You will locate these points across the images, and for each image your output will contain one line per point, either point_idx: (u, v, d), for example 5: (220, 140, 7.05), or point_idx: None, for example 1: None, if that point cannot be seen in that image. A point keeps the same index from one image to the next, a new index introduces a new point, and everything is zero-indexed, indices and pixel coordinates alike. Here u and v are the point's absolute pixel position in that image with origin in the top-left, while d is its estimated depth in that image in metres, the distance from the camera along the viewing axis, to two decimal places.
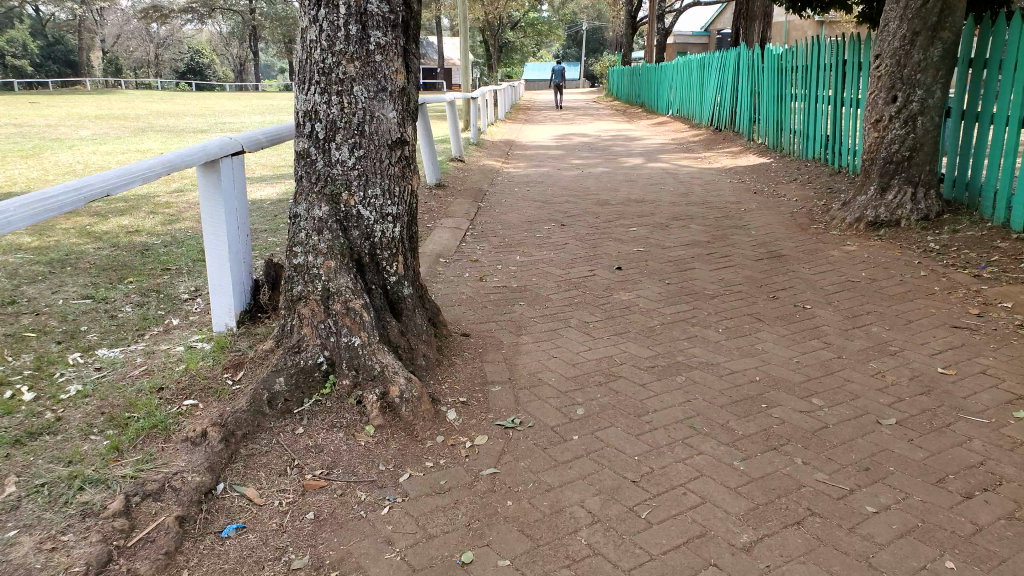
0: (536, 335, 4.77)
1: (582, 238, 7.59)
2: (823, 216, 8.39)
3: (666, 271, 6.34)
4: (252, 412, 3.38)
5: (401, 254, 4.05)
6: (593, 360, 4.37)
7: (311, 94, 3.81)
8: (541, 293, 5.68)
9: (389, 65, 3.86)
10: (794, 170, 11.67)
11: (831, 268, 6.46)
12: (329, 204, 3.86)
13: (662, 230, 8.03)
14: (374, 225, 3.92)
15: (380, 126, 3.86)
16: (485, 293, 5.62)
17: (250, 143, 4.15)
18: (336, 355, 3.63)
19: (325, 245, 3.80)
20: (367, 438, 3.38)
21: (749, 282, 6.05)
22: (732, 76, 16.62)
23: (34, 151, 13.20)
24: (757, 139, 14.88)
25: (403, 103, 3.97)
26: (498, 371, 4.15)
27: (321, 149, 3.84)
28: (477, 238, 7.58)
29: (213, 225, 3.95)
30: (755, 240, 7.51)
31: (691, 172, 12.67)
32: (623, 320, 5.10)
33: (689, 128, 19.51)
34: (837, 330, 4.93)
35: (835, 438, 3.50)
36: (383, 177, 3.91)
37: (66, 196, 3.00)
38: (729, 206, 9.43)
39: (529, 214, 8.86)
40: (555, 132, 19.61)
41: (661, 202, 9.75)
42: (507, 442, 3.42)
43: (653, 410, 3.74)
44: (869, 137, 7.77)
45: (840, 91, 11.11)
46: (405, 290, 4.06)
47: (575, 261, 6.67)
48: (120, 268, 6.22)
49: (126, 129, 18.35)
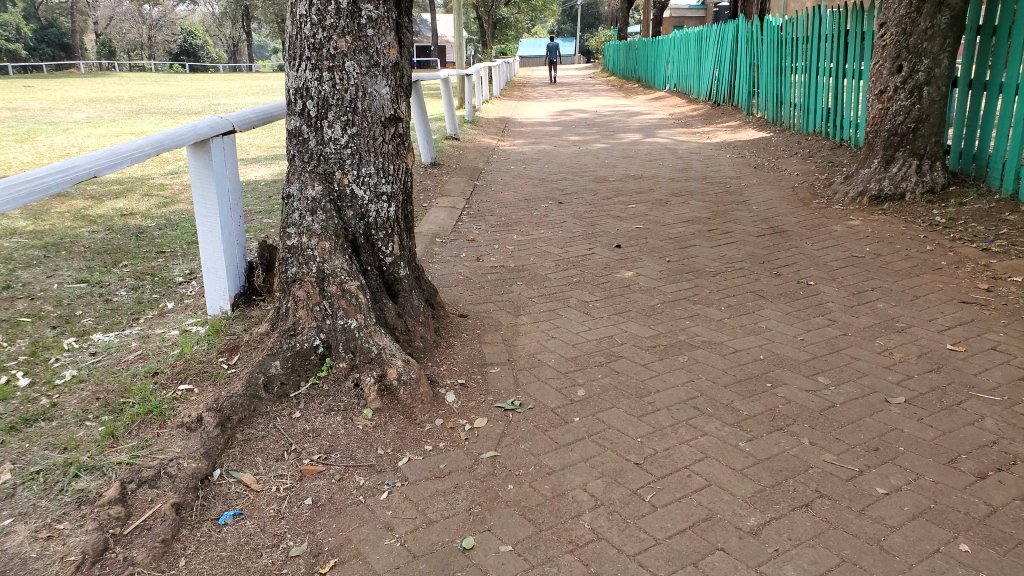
0: (535, 315, 4.70)
1: (581, 216, 7.50)
2: (825, 190, 8.30)
3: (666, 248, 6.27)
4: (248, 396, 3.32)
5: (396, 234, 3.97)
6: (594, 340, 4.30)
7: (302, 71, 3.70)
8: (540, 272, 5.60)
9: (382, 40, 3.75)
10: (794, 145, 11.54)
11: (835, 243, 6.39)
12: (322, 183, 3.77)
13: (662, 207, 7.92)
14: (369, 205, 3.84)
15: (373, 103, 3.77)
16: (483, 273, 5.54)
17: (241, 122, 4.04)
18: (332, 337, 3.56)
19: (319, 225, 3.71)
20: (365, 422, 3.32)
21: (751, 258, 5.97)
22: (731, 50, 16.43)
23: (30, 135, 13.07)
24: (756, 113, 14.73)
25: (396, 79, 3.87)
26: (497, 352, 4.07)
27: (313, 127, 3.74)
28: (475, 217, 7.49)
29: (206, 207, 3.85)
30: (757, 216, 7.42)
31: (690, 147, 12.54)
32: (623, 299, 5.03)
33: (687, 103, 19.33)
34: (842, 307, 4.86)
35: (843, 418, 3.44)
36: (376, 155, 3.83)
37: (53, 177, 2.88)
38: (730, 182, 9.32)
39: (527, 192, 8.75)
40: (553, 108, 19.43)
41: (660, 178, 9.63)
42: (508, 424, 3.35)
43: (656, 391, 3.69)
44: (873, 109, 7.66)
45: (841, 63, 10.97)
46: (401, 270, 3.98)
47: (574, 239, 6.59)
48: (116, 251, 6.13)
49: (120, 112, 18.16)
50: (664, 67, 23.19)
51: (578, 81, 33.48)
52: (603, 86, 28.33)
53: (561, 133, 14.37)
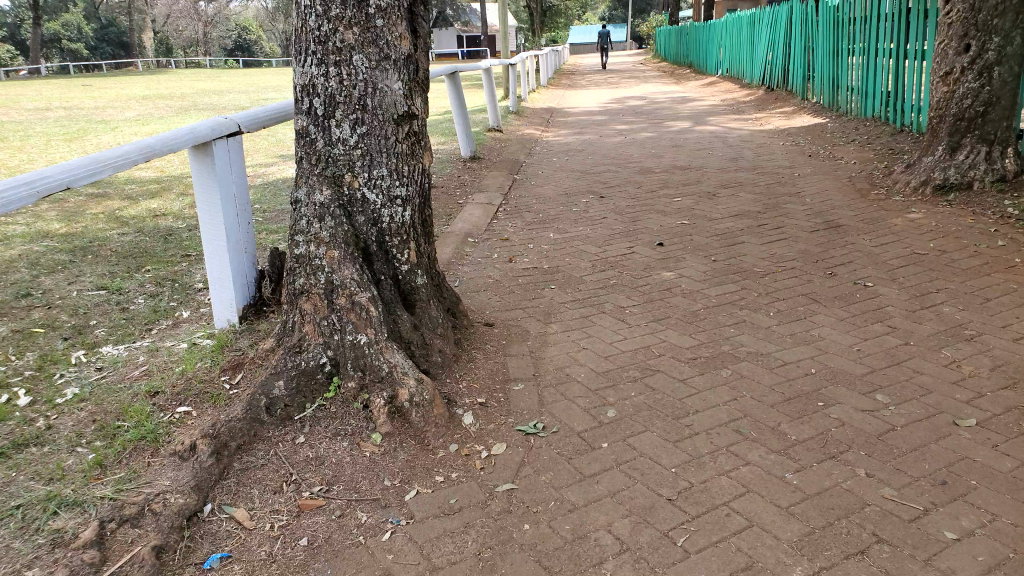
0: (566, 323, 4.39)
1: (623, 211, 7.14)
2: (884, 180, 7.78)
3: (712, 246, 5.88)
4: (249, 420, 3.11)
5: (413, 240, 3.71)
6: (629, 352, 3.97)
7: (308, 66, 3.46)
8: (575, 274, 5.29)
9: (392, 31, 3.48)
10: (851, 131, 10.95)
11: (895, 239, 5.92)
12: (331, 187, 3.53)
13: (709, 201, 7.51)
14: (382, 209, 3.59)
15: (384, 99, 3.51)
16: (515, 275, 5.24)
17: (249, 122, 3.82)
18: (340, 354, 3.33)
19: (327, 233, 3.49)
20: (373, 449, 3.09)
21: (804, 257, 5.55)
22: (785, 32, 15.78)
23: (81, 134, 13.22)
24: (811, 98, 14.08)
25: (409, 74, 3.60)
26: (522, 367, 3.77)
27: (321, 126, 3.50)
28: (511, 214, 7.19)
29: (210, 214, 3.66)
30: (811, 209, 6.95)
31: (741, 135, 12.01)
32: (663, 303, 4.68)
33: (739, 88, 18.68)
34: (904, 311, 4.43)
35: (904, 444, 3.06)
36: (389, 156, 3.57)
37: (14, 191, 2.58)
38: (782, 172, 8.83)
39: (568, 186, 8.42)
40: (599, 96, 18.98)
41: (708, 169, 9.19)
42: (528, 452, 3.07)
43: (694, 411, 3.35)
44: (938, 92, 7.10)
45: (902, 43, 10.35)
46: (418, 279, 3.72)
47: (614, 237, 6.24)
48: (141, 255, 6.02)
49: (170, 109, 18.36)
50: (716, 52, 22.50)
51: (627, 68, 32.82)
52: (652, 73, 27.70)
53: (607, 122, 13.94)
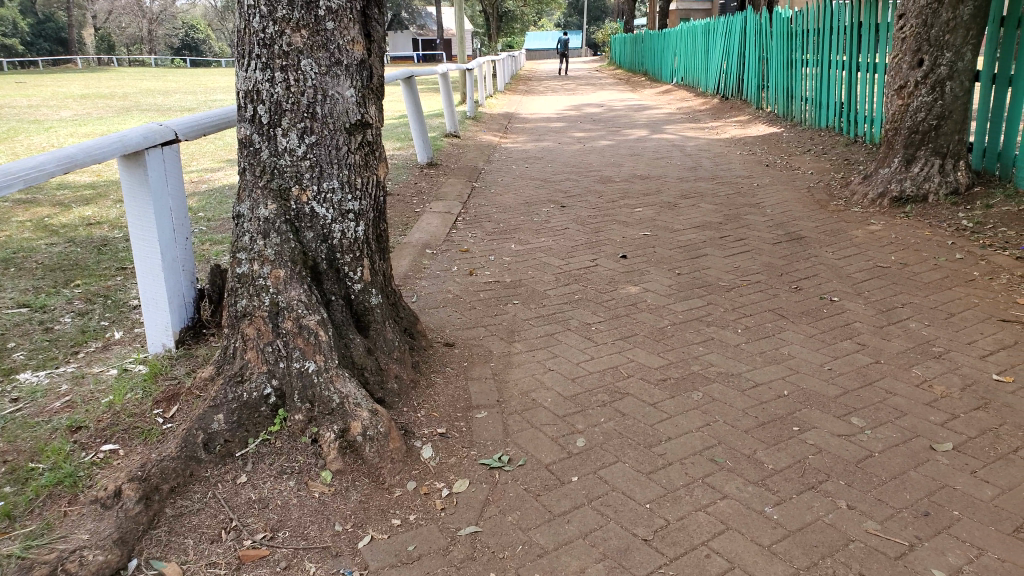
0: (531, 342, 4.18)
1: (584, 222, 6.98)
2: (842, 191, 7.76)
3: (676, 259, 5.74)
4: (184, 459, 2.85)
5: (366, 257, 3.47)
6: (596, 373, 3.78)
7: (251, 71, 3.21)
8: (538, 288, 5.09)
9: (344, 34, 3.25)
10: (806, 141, 10.99)
11: (857, 251, 5.86)
12: (277, 201, 3.28)
13: (670, 211, 7.40)
14: (332, 225, 3.34)
15: (334, 107, 3.27)
16: (475, 290, 5.02)
17: (186, 129, 3.54)
18: (286, 384, 3.08)
19: (273, 250, 3.23)
20: (323, 489, 2.86)
21: (768, 270, 5.44)
22: (739, 42, 15.86)
23: (15, 135, 12.60)
24: (765, 107, 14.15)
25: (362, 80, 3.37)
26: (485, 393, 3.55)
27: (265, 135, 3.25)
28: (470, 224, 6.97)
29: (142, 230, 3.37)
30: (772, 220, 6.88)
31: (698, 144, 11.99)
32: (630, 320, 4.51)
33: (694, 96, 18.76)
34: (872, 328, 4.33)
35: (884, 471, 2.92)
36: (340, 167, 3.33)
37: None
38: (742, 181, 8.78)
39: (527, 194, 8.23)
40: (557, 102, 18.88)
41: (667, 178, 9.10)
42: (492, 489, 2.87)
43: (666, 439, 3.17)
44: (892, 106, 7.10)
45: (855, 55, 10.42)
46: (372, 299, 3.48)
47: (576, 249, 6.06)
48: (72, 268, 5.64)
49: (114, 110, 17.71)
50: (671, 61, 22.59)
51: (583, 75, 32.88)
52: (609, 81, 27.77)
53: (564, 129, 13.82)
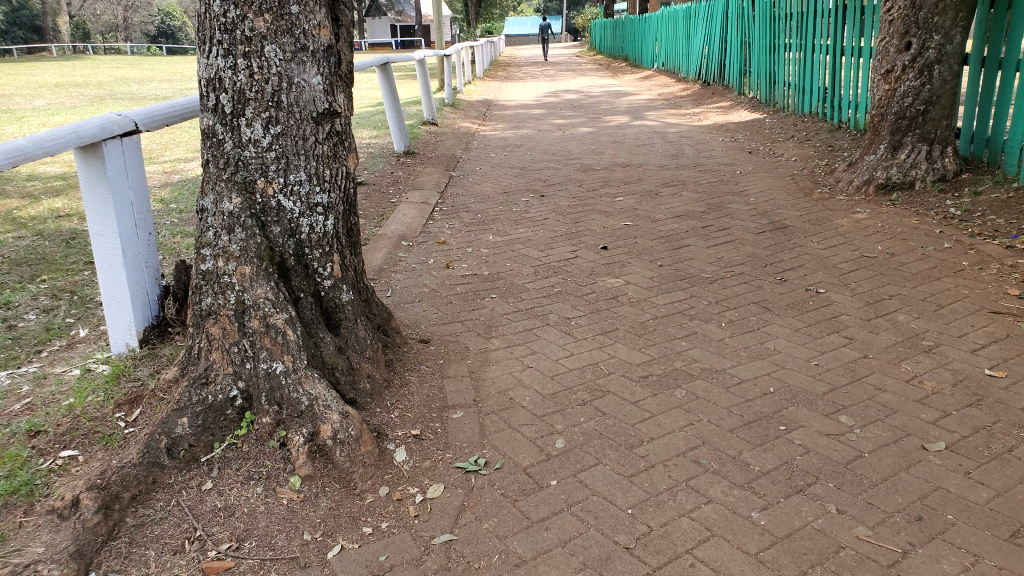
0: (509, 338, 4.06)
1: (564, 212, 6.86)
2: (826, 179, 7.69)
3: (658, 250, 5.64)
4: (146, 465, 2.71)
5: (336, 252, 3.34)
6: (576, 370, 3.67)
7: (213, 57, 3.04)
8: (516, 281, 4.97)
9: (309, 18, 3.10)
10: (789, 127, 10.91)
11: (842, 240, 5.78)
12: (242, 195, 3.13)
13: (651, 200, 7.29)
14: (300, 218, 3.21)
15: (300, 95, 3.13)
16: (451, 284, 4.89)
17: (147, 119, 3.39)
18: (252, 385, 2.95)
19: (238, 246, 3.09)
20: (292, 496, 2.73)
21: (752, 261, 5.35)
22: (721, 27, 15.76)
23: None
24: (748, 93, 14.07)
25: (329, 67, 3.22)
26: (461, 391, 3.43)
27: (228, 126, 3.10)
28: (448, 215, 6.83)
29: (102, 225, 3.22)
30: (755, 209, 6.79)
31: (680, 130, 11.88)
32: (611, 314, 4.40)
33: (676, 82, 18.66)
34: (859, 321, 4.25)
35: (875, 473, 2.84)
36: (307, 158, 3.19)
37: None
38: (724, 169, 8.69)
39: (506, 184, 8.09)
40: (538, 89, 18.71)
41: (648, 166, 8.99)
42: (468, 494, 2.76)
43: (649, 440, 3.08)
44: (879, 91, 7.02)
45: (839, 39, 10.35)
46: (343, 295, 3.36)
47: (555, 240, 5.94)
48: (38, 262, 5.44)
49: (88, 99, 17.36)
50: (653, 46, 22.43)
51: (564, 61, 32.66)
52: (590, 66, 27.58)
53: (545, 116, 13.66)
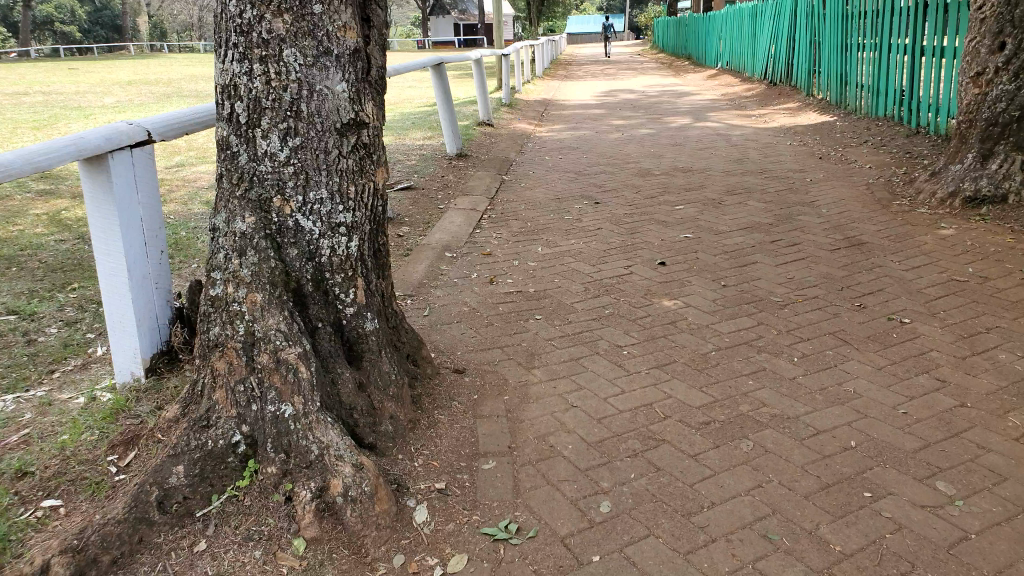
0: (553, 369, 3.64)
1: (618, 221, 6.41)
2: (906, 189, 7.07)
3: (720, 267, 5.15)
4: (132, 522, 2.39)
5: (360, 277, 2.98)
6: (627, 413, 3.24)
7: (228, 62, 2.73)
8: (564, 301, 4.56)
9: (334, 18, 2.74)
10: (862, 130, 10.22)
11: (928, 259, 5.21)
12: (256, 214, 2.80)
13: (714, 209, 6.79)
14: (319, 240, 2.85)
15: (322, 104, 2.77)
16: (493, 302, 4.49)
17: (160, 127, 3.09)
18: (258, 430, 2.62)
19: (249, 270, 2.76)
20: (293, 562, 2.39)
21: (826, 282, 4.83)
22: (789, 24, 15.04)
23: (51, 122, 12.41)
24: (816, 93, 13.35)
25: (356, 72, 2.87)
26: (495, 436, 3.05)
27: (243, 137, 2.77)
28: (496, 223, 6.45)
29: (106, 243, 2.93)
30: (828, 222, 6.23)
31: (745, 133, 11.28)
32: (667, 342, 3.95)
33: (740, 81, 17.96)
34: (954, 359, 3.72)
35: (986, 564, 2.36)
36: (329, 174, 2.84)
37: None
38: (793, 176, 8.10)
39: (559, 190, 7.69)
40: (597, 88, 18.21)
41: (711, 172, 8.46)
42: (495, 569, 2.37)
43: (707, 506, 2.65)
44: (968, 94, 6.42)
45: (918, 38, 9.63)
46: (367, 325, 2.99)
47: (609, 253, 5.51)
48: (75, 268, 5.19)
49: (153, 96, 17.55)
50: (716, 44, 21.70)
51: (624, 59, 32.00)
52: (651, 64, 26.89)
53: (603, 117, 13.18)
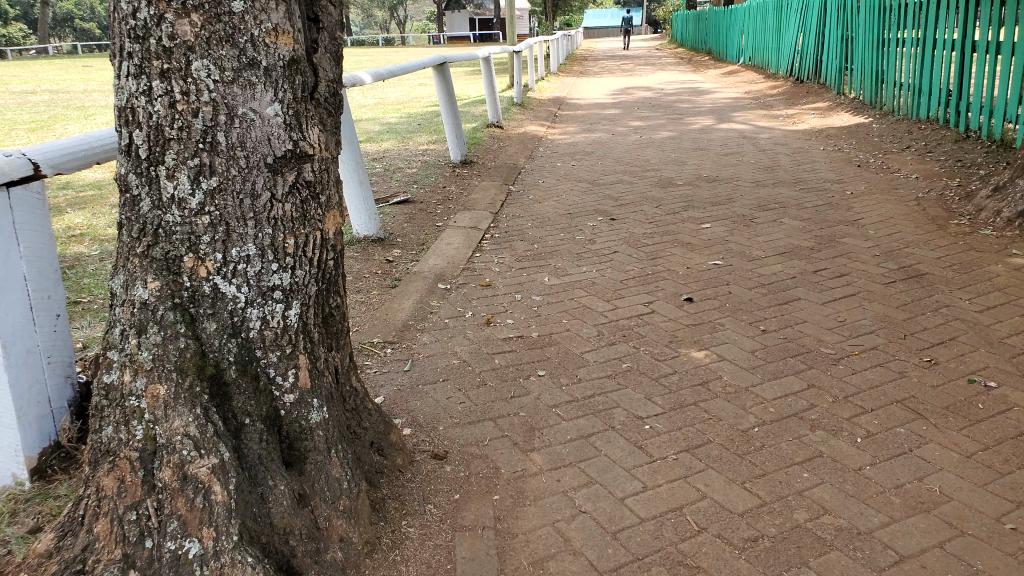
0: (557, 453, 2.94)
1: (637, 243, 5.69)
2: (961, 206, 6.31)
3: (757, 305, 4.42)
4: None
5: (303, 354, 2.30)
6: (651, 524, 2.54)
7: (123, 77, 2.04)
8: (573, 350, 3.85)
9: (261, 18, 2.05)
10: (903, 134, 9.40)
11: (1004, 297, 4.45)
12: (162, 277, 2.12)
13: (745, 228, 6.04)
14: (245, 310, 2.18)
15: (247, 134, 2.10)
16: (489, 352, 3.78)
17: (56, 157, 2.45)
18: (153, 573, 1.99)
19: (151, 353, 2.10)
20: None
21: (885, 327, 4.09)
22: (819, 17, 14.19)
23: (44, 121, 11.83)
24: (847, 92, 12.53)
25: (295, 89, 2.18)
26: (478, 561, 2.38)
27: (144, 177, 2.10)
28: (499, 244, 5.73)
29: None
30: (877, 247, 5.47)
31: (773, 135, 10.51)
32: (699, 414, 3.24)
33: (763, 77, 17.15)
34: None
35: None
36: (258, 223, 2.16)
37: None
38: (832, 188, 7.33)
39: (571, 203, 6.97)
40: (614, 85, 17.44)
41: (740, 182, 7.70)
42: None
43: None
44: None
45: (969, 32, 8.77)
46: (312, 416, 2.31)
47: (627, 285, 4.78)
48: None
49: None
50: (738, 38, 20.86)
51: (642, 53, 31.14)
52: (668, 59, 26.07)
53: (620, 117, 12.42)
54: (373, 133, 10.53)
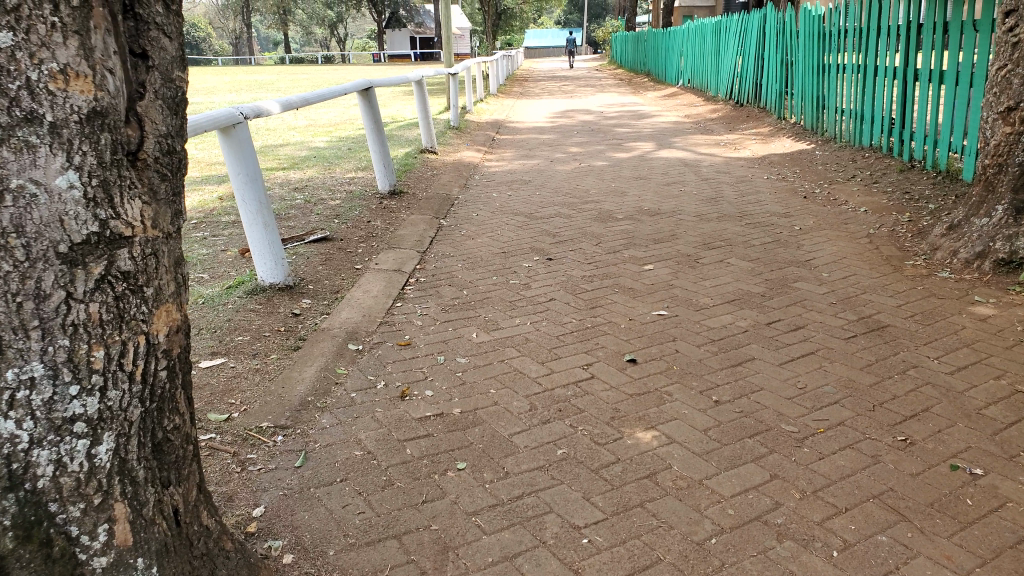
0: None
1: (575, 288, 5.19)
2: (915, 245, 6.00)
3: (708, 368, 3.94)
4: None
5: (120, 503, 1.77)
6: None
7: None
8: (500, 431, 3.29)
9: (40, 57, 1.51)
10: (847, 163, 9.18)
11: (975, 355, 4.07)
12: None
13: (691, 270, 5.61)
14: (28, 453, 1.63)
15: (26, 216, 1.55)
16: (400, 439, 3.20)
17: None
18: None
19: None
20: None
21: (851, 395, 3.65)
22: (758, 40, 14.08)
23: None
24: (788, 116, 12.38)
25: (100, 151, 1.62)
26: None
27: None
28: (423, 291, 5.16)
29: None
30: (832, 293, 5.08)
31: (715, 163, 10.21)
32: (646, 519, 2.72)
33: (703, 100, 17.05)
34: None
35: None
36: (46, 334, 1.61)
37: None
38: (779, 223, 6.99)
39: (506, 239, 6.45)
40: (555, 107, 17.09)
41: (683, 215, 7.31)
42: None
43: None
44: (995, 134, 5.35)
45: (909, 60, 8.56)
46: None
47: (564, 343, 4.27)
48: None
49: None
50: (677, 60, 20.81)
51: (583, 74, 31.07)
52: (608, 80, 25.97)
53: (559, 141, 12.00)
54: (298, 159, 9.86)
